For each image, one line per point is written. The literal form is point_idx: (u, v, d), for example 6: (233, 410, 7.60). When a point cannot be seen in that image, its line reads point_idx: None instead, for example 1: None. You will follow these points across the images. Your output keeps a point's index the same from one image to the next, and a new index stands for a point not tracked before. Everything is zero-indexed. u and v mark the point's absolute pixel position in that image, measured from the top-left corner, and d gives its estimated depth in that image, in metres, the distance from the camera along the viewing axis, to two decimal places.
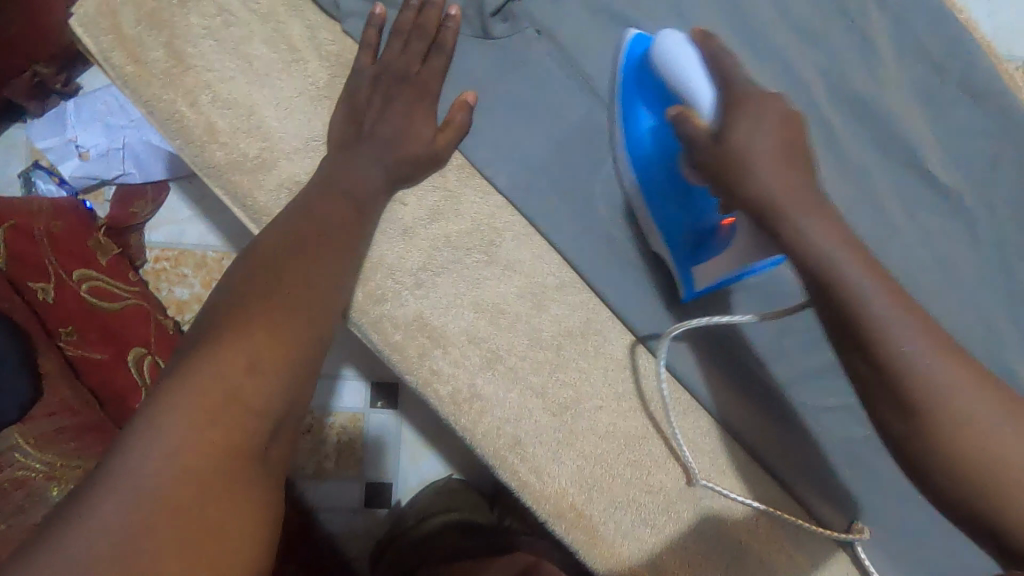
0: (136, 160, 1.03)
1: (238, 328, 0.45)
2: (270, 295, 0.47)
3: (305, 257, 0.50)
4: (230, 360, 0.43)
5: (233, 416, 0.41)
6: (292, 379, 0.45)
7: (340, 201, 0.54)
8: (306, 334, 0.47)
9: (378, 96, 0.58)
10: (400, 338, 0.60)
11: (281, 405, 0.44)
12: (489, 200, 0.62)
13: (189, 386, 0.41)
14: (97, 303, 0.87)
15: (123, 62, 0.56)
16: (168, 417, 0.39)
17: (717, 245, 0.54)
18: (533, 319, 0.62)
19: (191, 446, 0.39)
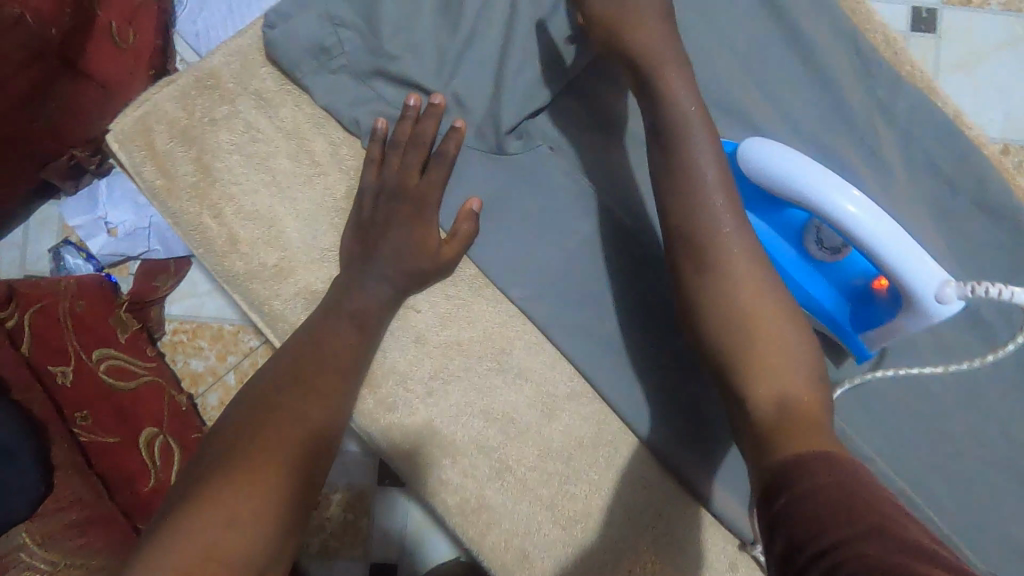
0: (161, 237, 1.06)
1: (229, 477, 0.44)
2: (261, 436, 0.47)
3: (296, 392, 0.51)
4: (212, 516, 0.42)
5: (211, 574, 0.40)
6: (277, 528, 0.44)
7: (348, 330, 0.55)
8: (294, 478, 0.47)
9: (387, 209, 0.59)
10: (409, 446, 0.60)
11: (264, 557, 0.43)
12: (501, 308, 0.62)
13: (175, 549, 0.40)
14: (114, 382, 0.88)
15: (153, 176, 0.59)
16: None
17: (879, 314, 0.55)
18: (543, 428, 0.61)
19: None
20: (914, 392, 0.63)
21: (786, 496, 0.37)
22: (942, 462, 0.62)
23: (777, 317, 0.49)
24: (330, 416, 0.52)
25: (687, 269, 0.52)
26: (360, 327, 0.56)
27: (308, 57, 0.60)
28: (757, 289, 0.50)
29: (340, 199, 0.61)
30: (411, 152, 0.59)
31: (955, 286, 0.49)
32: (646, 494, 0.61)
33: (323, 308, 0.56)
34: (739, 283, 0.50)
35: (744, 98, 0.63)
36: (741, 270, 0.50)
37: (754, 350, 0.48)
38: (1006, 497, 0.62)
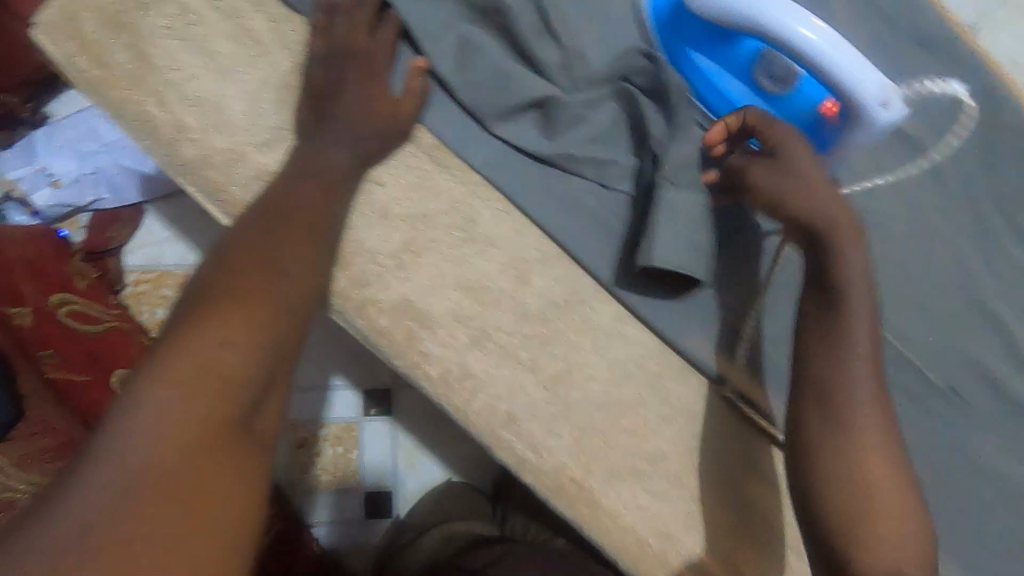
0: (110, 184, 1.02)
1: (208, 312, 0.44)
2: (238, 279, 0.47)
3: (276, 239, 0.50)
4: (203, 339, 0.42)
5: (213, 385, 0.41)
6: (270, 349, 0.45)
7: (316, 188, 0.54)
8: (281, 312, 0.47)
9: (334, 75, 0.57)
10: (386, 322, 0.60)
11: (264, 375, 0.44)
12: (465, 177, 0.62)
13: (164, 369, 0.40)
14: (78, 326, 0.85)
15: (87, 66, 0.56)
16: (146, 399, 0.39)
17: (828, 138, 0.58)
18: (517, 292, 0.62)
19: (173, 426, 0.38)
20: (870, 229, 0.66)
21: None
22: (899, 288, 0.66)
23: (894, 483, 0.50)
24: (313, 264, 0.52)
25: (821, 400, 0.52)
26: (326, 188, 0.54)
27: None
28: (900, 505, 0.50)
29: (290, 79, 0.59)
30: (356, 25, 0.58)
31: (895, 91, 0.52)
32: (622, 346, 0.63)
33: (289, 170, 0.55)
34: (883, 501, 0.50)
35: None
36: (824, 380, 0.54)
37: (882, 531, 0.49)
38: (959, 315, 0.66)
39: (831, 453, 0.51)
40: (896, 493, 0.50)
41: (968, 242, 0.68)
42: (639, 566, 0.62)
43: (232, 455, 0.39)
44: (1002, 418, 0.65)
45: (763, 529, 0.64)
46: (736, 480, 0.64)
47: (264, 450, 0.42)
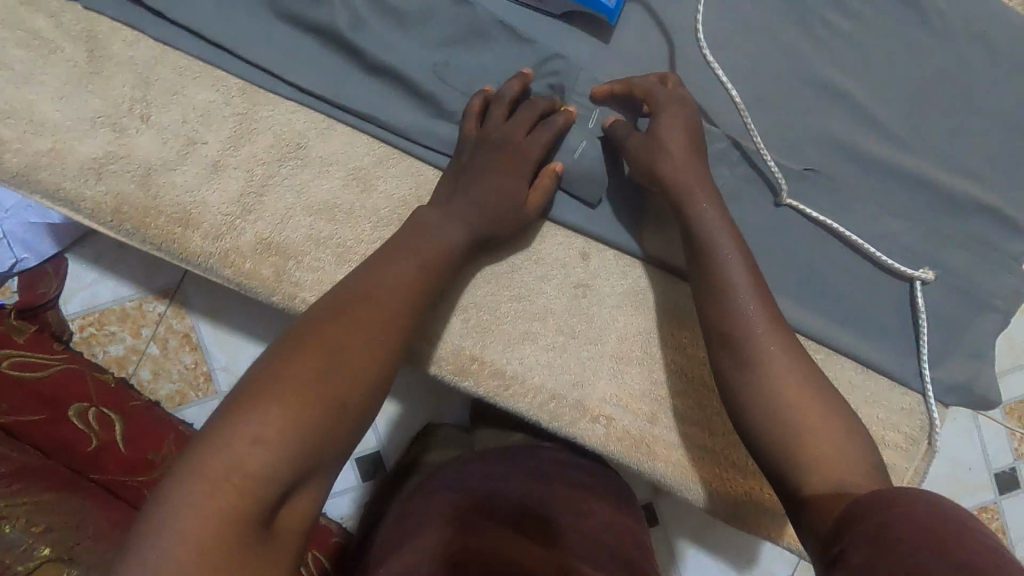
0: (23, 244, 1.06)
1: (258, 403, 0.44)
2: (298, 370, 0.46)
3: (337, 326, 0.49)
4: (244, 433, 0.42)
5: (238, 489, 0.41)
6: (308, 450, 0.44)
7: (410, 267, 0.55)
8: (330, 411, 0.45)
9: (483, 157, 0.60)
10: (250, 264, 0.62)
11: (293, 476, 0.43)
12: (282, 109, 0.64)
13: (203, 460, 0.41)
14: (24, 373, 0.91)
15: None
16: (182, 491, 0.40)
17: None
18: (364, 201, 0.64)
19: (201, 522, 0.39)
20: (686, 40, 0.67)
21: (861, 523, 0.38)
22: (724, 84, 0.67)
23: (779, 345, 0.52)
24: (374, 350, 0.50)
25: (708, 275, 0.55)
26: (426, 266, 0.55)
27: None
28: (795, 382, 0.50)
29: (87, 65, 0.62)
30: (182, 31, 0.63)
31: None
32: None
33: (383, 249, 0.56)
34: (780, 394, 0.50)
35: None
36: (705, 198, 0.58)
37: (805, 429, 0.48)
38: (799, 96, 0.68)
39: (728, 354, 0.53)
40: (788, 349, 0.52)
41: (789, 26, 0.69)
42: (559, 422, 0.66)
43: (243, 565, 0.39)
44: (853, 180, 0.68)
45: (663, 356, 0.67)
46: (628, 316, 0.67)
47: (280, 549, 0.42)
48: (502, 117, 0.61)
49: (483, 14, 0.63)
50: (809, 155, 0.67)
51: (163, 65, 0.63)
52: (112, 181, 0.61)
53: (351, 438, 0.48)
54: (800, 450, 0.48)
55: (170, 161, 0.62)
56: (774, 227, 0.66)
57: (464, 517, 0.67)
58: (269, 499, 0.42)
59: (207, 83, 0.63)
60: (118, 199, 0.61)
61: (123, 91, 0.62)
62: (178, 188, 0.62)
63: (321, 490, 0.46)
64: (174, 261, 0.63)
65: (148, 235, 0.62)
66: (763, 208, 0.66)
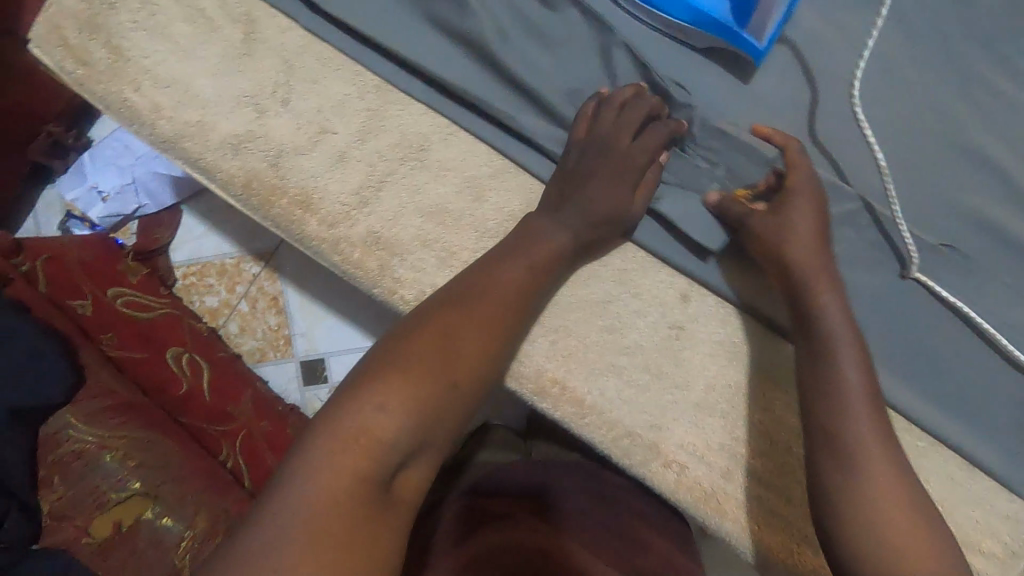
0: (148, 191, 1.15)
1: (385, 374, 0.46)
2: (422, 348, 0.48)
3: (460, 309, 0.51)
4: (372, 399, 0.45)
5: (365, 451, 0.43)
6: (427, 422, 0.46)
7: (520, 266, 0.55)
8: (447, 389, 0.47)
9: (596, 161, 0.60)
10: (358, 254, 0.64)
11: (412, 444, 0.45)
12: (410, 109, 0.65)
13: (332, 422, 0.44)
14: (133, 313, 0.97)
15: (74, 68, 0.65)
16: (315, 449, 0.43)
17: None
18: (474, 210, 0.65)
19: (332, 481, 0.41)
20: (832, 89, 0.63)
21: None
22: (868, 141, 0.63)
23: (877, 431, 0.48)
24: (492, 340, 0.52)
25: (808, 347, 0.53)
26: (535, 265, 0.56)
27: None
28: (890, 485, 0.46)
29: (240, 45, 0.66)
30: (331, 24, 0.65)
31: None
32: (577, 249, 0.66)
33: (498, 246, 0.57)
34: (872, 489, 0.46)
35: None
36: (831, 283, 0.55)
37: (889, 532, 0.45)
38: (947, 164, 0.63)
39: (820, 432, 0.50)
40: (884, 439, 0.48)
41: (949, 87, 0.63)
42: (629, 460, 0.65)
43: (364, 525, 0.41)
44: (996, 263, 0.62)
45: (749, 413, 0.64)
46: (719, 366, 0.65)
47: (397, 518, 0.43)
48: (614, 117, 0.60)
49: (624, 44, 0.62)
50: (948, 229, 0.62)
51: (309, 53, 0.66)
52: (246, 158, 0.65)
53: (462, 421, 0.49)
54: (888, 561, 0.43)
55: (301, 147, 0.65)
56: (896, 301, 0.62)
57: (488, 511, 0.67)
58: (391, 464, 0.44)
59: (345, 75, 0.66)
60: (249, 175, 0.65)
61: (270, 74, 0.65)
62: (303, 172, 0.65)
63: (433, 470, 0.48)
64: (288, 241, 0.66)
65: (270, 213, 0.65)
66: (886, 278, 0.62)
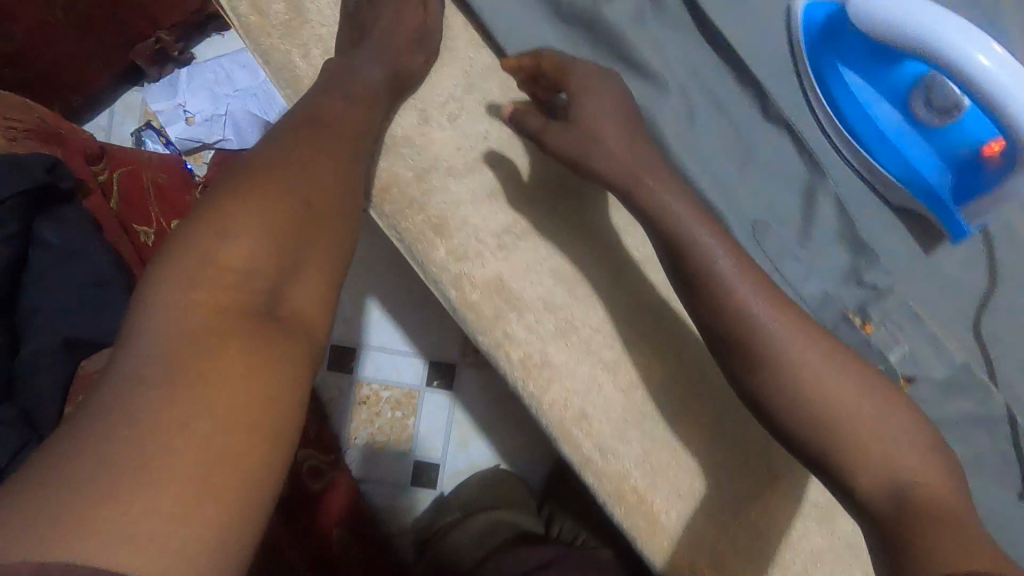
0: (236, 126, 1.09)
1: (225, 202, 0.43)
2: (260, 177, 0.45)
3: (291, 166, 0.46)
4: (205, 228, 0.42)
5: (218, 280, 0.41)
6: (283, 233, 0.44)
7: (341, 102, 0.54)
8: (284, 211, 0.44)
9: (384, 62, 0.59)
10: (476, 297, 0.60)
11: (275, 261, 0.43)
12: (574, 173, 0.64)
13: (175, 259, 0.41)
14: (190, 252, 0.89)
15: (247, 12, 0.60)
16: (165, 290, 0.40)
17: (988, 179, 0.53)
18: (605, 290, 0.63)
19: (188, 316, 0.39)
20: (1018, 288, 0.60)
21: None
22: None
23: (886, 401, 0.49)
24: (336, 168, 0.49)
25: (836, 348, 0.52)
26: (352, 99, 0.55)
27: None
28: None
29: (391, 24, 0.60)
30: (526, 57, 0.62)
31: None
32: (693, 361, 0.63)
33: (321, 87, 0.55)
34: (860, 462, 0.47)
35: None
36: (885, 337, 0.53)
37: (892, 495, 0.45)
38: None
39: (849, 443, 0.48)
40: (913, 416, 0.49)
41: None
42: None
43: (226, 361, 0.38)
44: None
45: None
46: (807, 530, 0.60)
47: (291, 347, 0.41)
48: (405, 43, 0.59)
49: (834, 199, 0.59)
50: None
51: (495, 85, 0.64)
52: (393, 161, 0.62)
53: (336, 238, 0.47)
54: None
55: (456, 174, 0.62)
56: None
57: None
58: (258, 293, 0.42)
59: (525, 118, 0.63)
60: (391, 180, 0.61)
61: (447, 92, 0.64)
62: (448, 196, 0.62)
63: (320, 288, 0.45)
64: (405, 256, 0.62)
65: (401, 226, 0.61)
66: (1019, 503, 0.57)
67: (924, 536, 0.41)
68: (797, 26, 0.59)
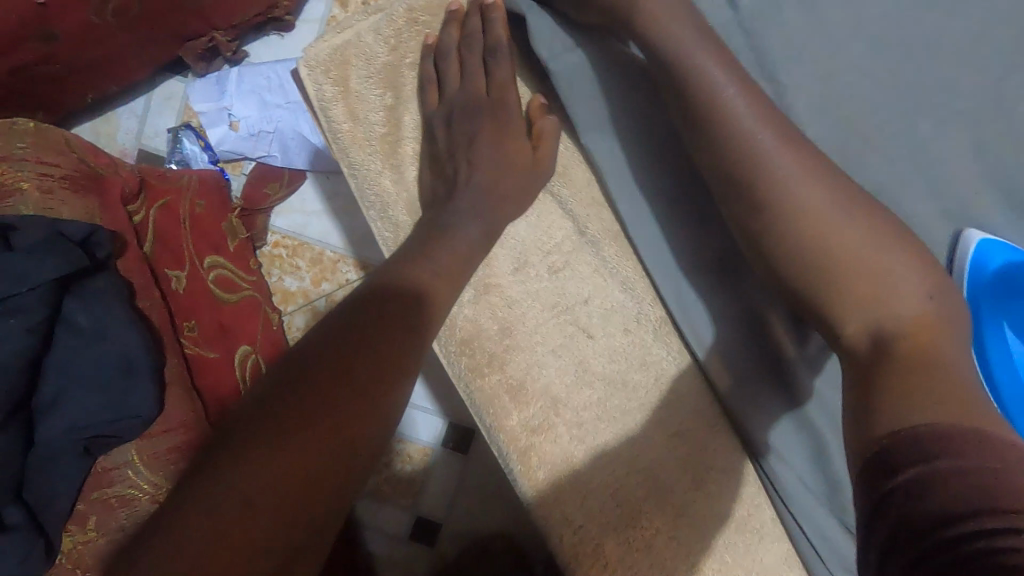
0: (283, 144, 1.00)
1: (268, 416, 0.40)
2: (316, 384, 0.41)
3: (353, 362, 0.43)
4: (246, 450, 0.38)
5: (248, 514, 0.36)
6: (325, 459, 0.39)
7: (431, 273, 0.49)
8: (333, 432, 0.40)
9: (469, 186, 0.53)
10: (543, 476, 0.53)
11: (312, 498, 0.38)
12: (679, 360, 0.56)
13: (208, 486, 0.37)
14: (220, 293, 0.83)
15: (340, 117, 0.54)
16: (186, 524, 0.36)
17: None
18: (691, 499, 0.54)
19: (205, 555, 0.34)
20: None
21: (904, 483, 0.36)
22: None
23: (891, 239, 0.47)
24: (395, 367, 0.45)
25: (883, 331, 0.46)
26: (445, 269, 0.50)
27: (550, 32, 0.55)
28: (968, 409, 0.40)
29: (493, 157, 0.54)
30: (644, 224, 0.55)
31: None
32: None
33: (412, 241, 0.52)
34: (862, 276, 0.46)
35: (980, 131, 0.57)
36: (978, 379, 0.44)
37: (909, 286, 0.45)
38: None
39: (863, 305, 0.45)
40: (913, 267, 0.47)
41: None
42: None
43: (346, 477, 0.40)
44: None
45: None
46: None
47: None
48: (498, 176, 0.54)
49: None
50: None
51: (609, 245, 0.57)
52: (481, 312, 0.55)
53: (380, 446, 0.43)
54: (872, 440, 0.40)
55: (545, 339, 0.56)
56: None
57: None
58: (288, 527, 0.37)
59: (635, 292, 0.56)
60: (472, 333, 0.55)
61: (552, 246, 0.57)
62: (531, 358, 0.55)
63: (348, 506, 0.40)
64: (466, 403, 0.55)
65: (475, 388, 0.54)
66: None
67: (895, 384, 0.41)
68: (960, 261, 0.54)
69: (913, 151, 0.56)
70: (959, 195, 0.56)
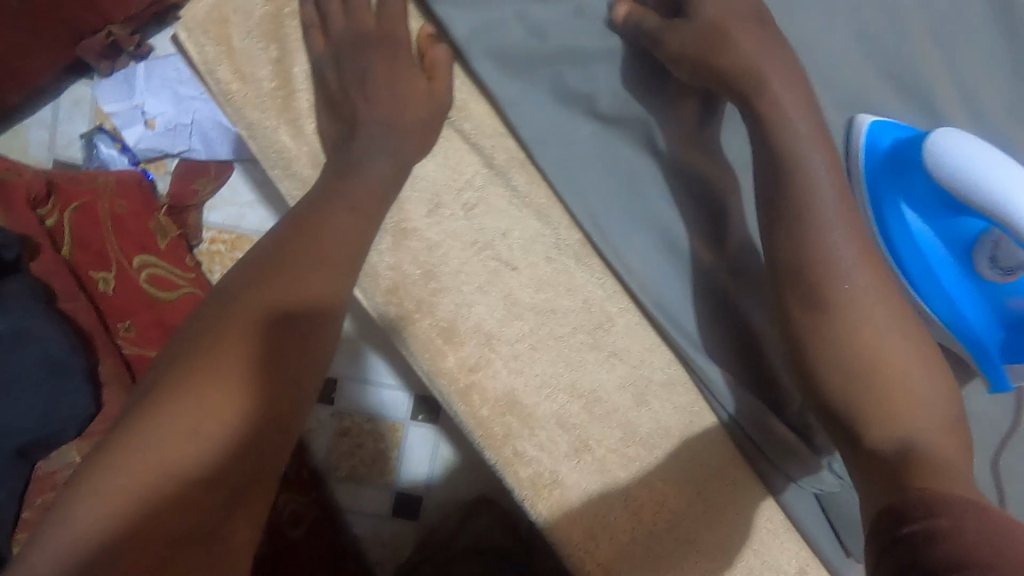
0: (203, 136, 0.98)
1: (185, 376, 0.41)
2: (234, 342, 0.42)
3: (272, 319, 0.44)
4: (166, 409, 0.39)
5: (173, 467, 0.38)
6: (251, 414, 0.41)
7: (344, 215, 0.49)
8: (256, 387, 0.42)
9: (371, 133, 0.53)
10: (486, 412, 0.54)
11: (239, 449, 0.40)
12: (604, 280, 0.57)
13: (128, 445, 0.38)
14: (155, 291, 0.79)
15: (227, 78, 0.53)
16: (107, 482, 0.37)
17: None
18: (631, 412, 0.56)
19: (131, 507, 0.36)
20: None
21: (904, 552, 0.33)
22: None
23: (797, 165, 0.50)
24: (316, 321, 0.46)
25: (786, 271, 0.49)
26: (357, 210, 0.50)
27: None
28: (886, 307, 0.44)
29: (391, 100, 0.54)
30: (548, 149, 0.56)
31: None
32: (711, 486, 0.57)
33: (317, 192, 0.51)
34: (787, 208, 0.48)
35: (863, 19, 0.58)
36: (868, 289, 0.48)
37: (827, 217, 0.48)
38: None
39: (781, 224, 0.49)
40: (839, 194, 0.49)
41: None
42: None
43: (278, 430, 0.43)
44: None
45: None
46: None
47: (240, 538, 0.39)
48: (400, 121, 0.54)
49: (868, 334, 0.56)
50: None
51: (519, 174, 0.57)
52: (401, 258, 0.55)
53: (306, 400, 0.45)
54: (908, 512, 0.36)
55: (469, 277, 0.56)
56: None
57: None
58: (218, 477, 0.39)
59: (553, 220, 0.57)
60: (397, 281, 0.55)
61: (463, 184, 0.57)
62: (458, 297, 0.55)
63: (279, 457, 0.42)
64: (404, 355, 0.55)
65: (407, 335, 0.54)
66: None
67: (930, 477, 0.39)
68: (857, 145, 0.57)
69: (804, 46, 0.57)
70: (847, 84, 0.58)
